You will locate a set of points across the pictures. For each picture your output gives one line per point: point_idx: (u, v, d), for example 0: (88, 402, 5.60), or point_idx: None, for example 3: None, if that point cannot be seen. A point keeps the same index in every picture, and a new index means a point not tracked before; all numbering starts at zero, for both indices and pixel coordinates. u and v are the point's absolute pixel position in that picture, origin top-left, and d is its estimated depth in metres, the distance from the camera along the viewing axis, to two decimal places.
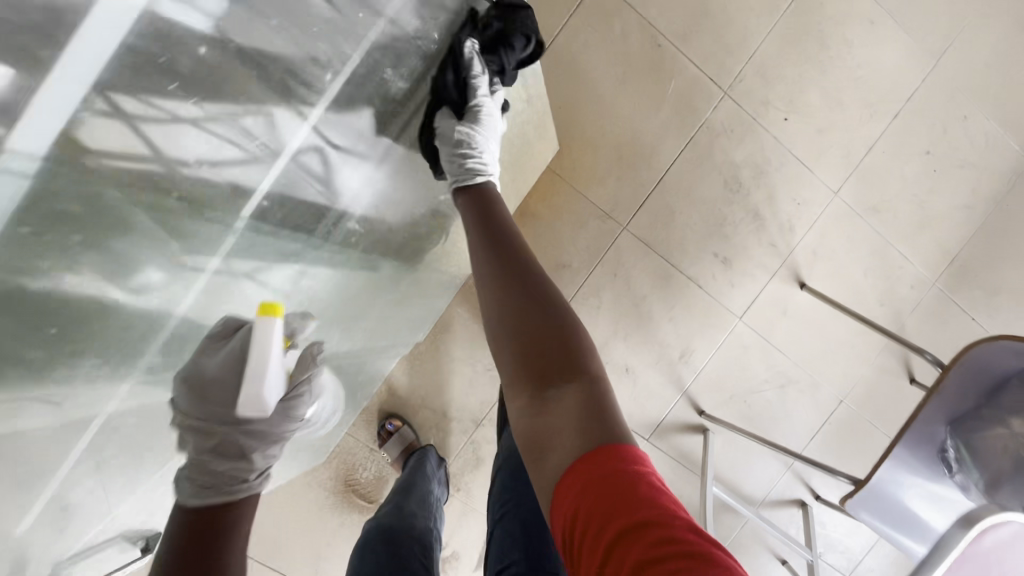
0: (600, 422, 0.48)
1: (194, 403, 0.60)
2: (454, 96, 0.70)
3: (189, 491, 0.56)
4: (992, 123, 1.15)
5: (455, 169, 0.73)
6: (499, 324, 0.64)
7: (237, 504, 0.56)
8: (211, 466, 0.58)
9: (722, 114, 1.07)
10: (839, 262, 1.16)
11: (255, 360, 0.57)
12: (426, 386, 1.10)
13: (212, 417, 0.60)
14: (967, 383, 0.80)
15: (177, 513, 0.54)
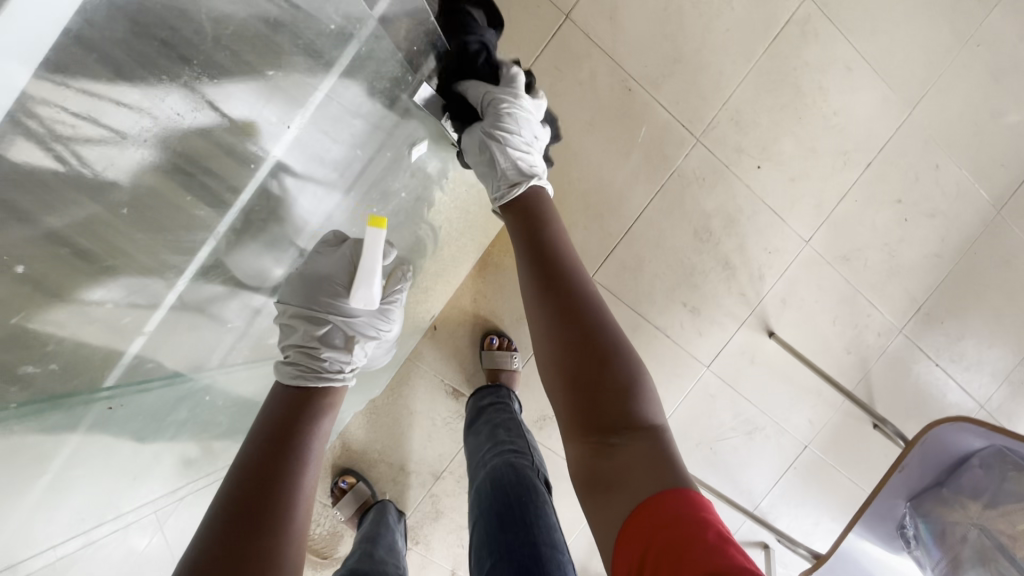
0: (668, 474, 0.50)
1: (300, 294, 0.70)
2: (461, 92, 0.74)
3: (289, 374, 0.66)
4: (964, 171, 1.13)
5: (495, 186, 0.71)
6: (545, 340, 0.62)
7: (312, 392, 0.66)
8: (306, 357, 0.68)
9: (694, 162, 1.03)
10: (808, 310, 1.14)
11: (367, 261, 0.68)
12: (383, 440, 1.05)
13: (317, 306, 0.70)
14: (928, 461, 0.79)
15: (277, 391, 0.66)
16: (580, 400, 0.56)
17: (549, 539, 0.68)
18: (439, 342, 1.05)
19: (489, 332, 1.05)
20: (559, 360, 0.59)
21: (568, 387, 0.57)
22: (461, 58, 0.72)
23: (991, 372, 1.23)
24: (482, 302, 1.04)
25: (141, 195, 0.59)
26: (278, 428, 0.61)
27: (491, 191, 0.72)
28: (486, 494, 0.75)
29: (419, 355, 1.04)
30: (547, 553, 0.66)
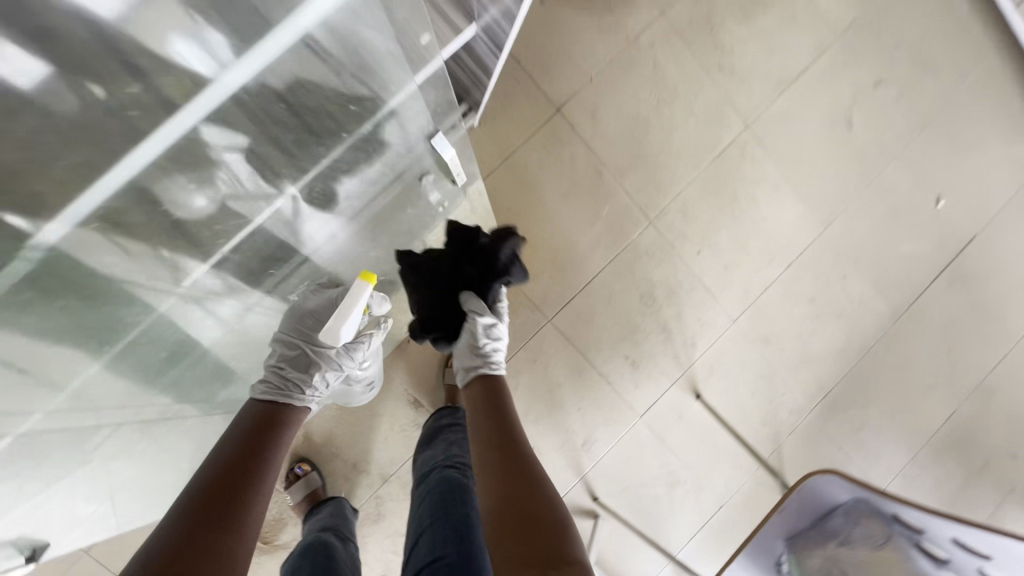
0: None
1: (290, 321, 0.87)
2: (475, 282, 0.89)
3: (264, 385, 0.80)
4: (866, 284, 1.37)
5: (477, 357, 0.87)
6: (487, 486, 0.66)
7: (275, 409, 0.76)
8: (283, 376, 0.81)
9: (646, 238, 1.25)
10: (731, 380, 1.32)
11: (345, 303, 0.80)
12: (343, 436, 1.16)
13: (301, 333, 0.86)
14: (802, 507, 0.93)
15: (250, 402, 0.76)
16: (516, 534, 0.58)
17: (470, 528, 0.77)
18: (409, 355, 1.19)
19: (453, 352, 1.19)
20: (500, 500, 0.63)
21: (505, 521, 0.60)
22: (480, 252, 0.88)
23: (886, 464, 1.40)
24: None
25: (195, 186, 0.61)
26: (228, 473, 0.62)
27: (472, 359, 0.87)
28: (429, 496, 0.85)
29: (390, 362, 1.18)
30: (462, 539, 0.75)
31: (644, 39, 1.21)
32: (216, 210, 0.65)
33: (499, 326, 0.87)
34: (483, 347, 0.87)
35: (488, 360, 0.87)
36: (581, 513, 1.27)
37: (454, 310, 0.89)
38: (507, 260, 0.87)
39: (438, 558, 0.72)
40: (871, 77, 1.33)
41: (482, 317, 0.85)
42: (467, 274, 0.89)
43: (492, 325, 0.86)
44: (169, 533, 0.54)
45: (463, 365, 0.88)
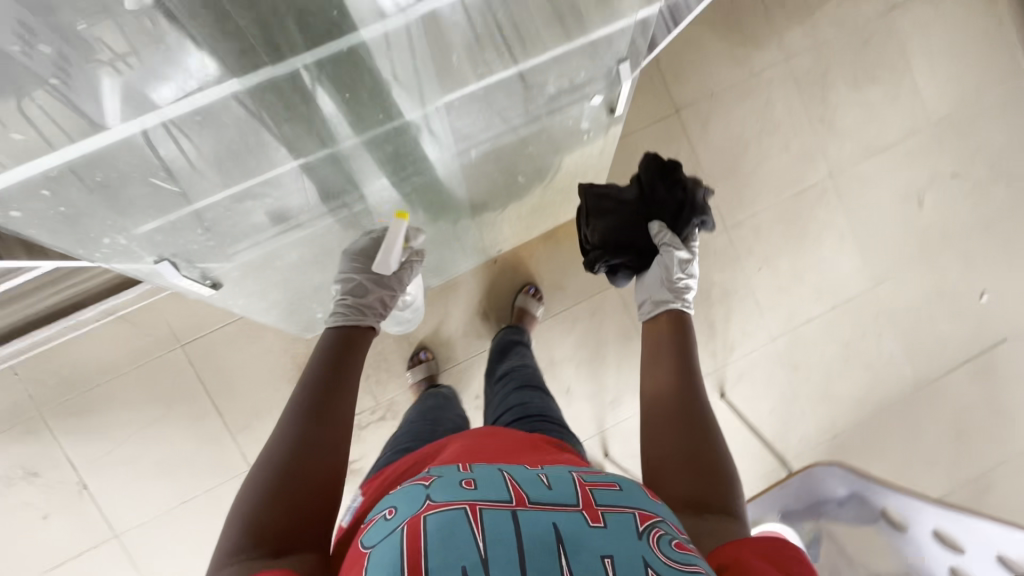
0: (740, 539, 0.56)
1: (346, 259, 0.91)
2: (671, 209, 0.95)
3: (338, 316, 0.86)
4: (898, 346, 1.49)
5: (671, 285, 0.88)
6: (651, 423, 0.71)
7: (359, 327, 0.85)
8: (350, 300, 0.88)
9: (718, 241, 1.41)
10: (755, 391, 1.45)
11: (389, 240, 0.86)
12: (416, 323, 1.33)
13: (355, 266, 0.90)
14: (804, 487, 1.02)
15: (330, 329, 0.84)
16: (672, 469, 0.65)
17: (543, 394, 0.91)
18: (489, 274, 1.35)
19: (529, 283, 1.35)
20: (656, 439, 0.69)
21: (663, 455, 0.67)
22: (671, 183, 0.96)
23: None
24: (533, 262, 1.36)
25: (379, 52, 0.64)
26: (320, 386, 0.71)
27: (663, 287, 0.88)
28: (513, 375, 1.00)
29: (474, 274, 1.34)
30: (540, 397, 0.90)
31: (765, 76, 1.40)
32: (391, 80, 0.67)
33: (693, 263, 0.91)
34: (676, 280, 0.88)
35: (681, 295, 0.88)
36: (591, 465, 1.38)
37: (642, 237, 0.96)
38: (701, 200, 0.94)
39: (525, 402, 0.87)
40: (950, 168, 1.49)
41: (677, 251, 0.90)
42: (659, 205, 0.96)
43: (688, 259, 0.90)
44: (282, 444, 0.63)
45: (652, 296, 0.89)
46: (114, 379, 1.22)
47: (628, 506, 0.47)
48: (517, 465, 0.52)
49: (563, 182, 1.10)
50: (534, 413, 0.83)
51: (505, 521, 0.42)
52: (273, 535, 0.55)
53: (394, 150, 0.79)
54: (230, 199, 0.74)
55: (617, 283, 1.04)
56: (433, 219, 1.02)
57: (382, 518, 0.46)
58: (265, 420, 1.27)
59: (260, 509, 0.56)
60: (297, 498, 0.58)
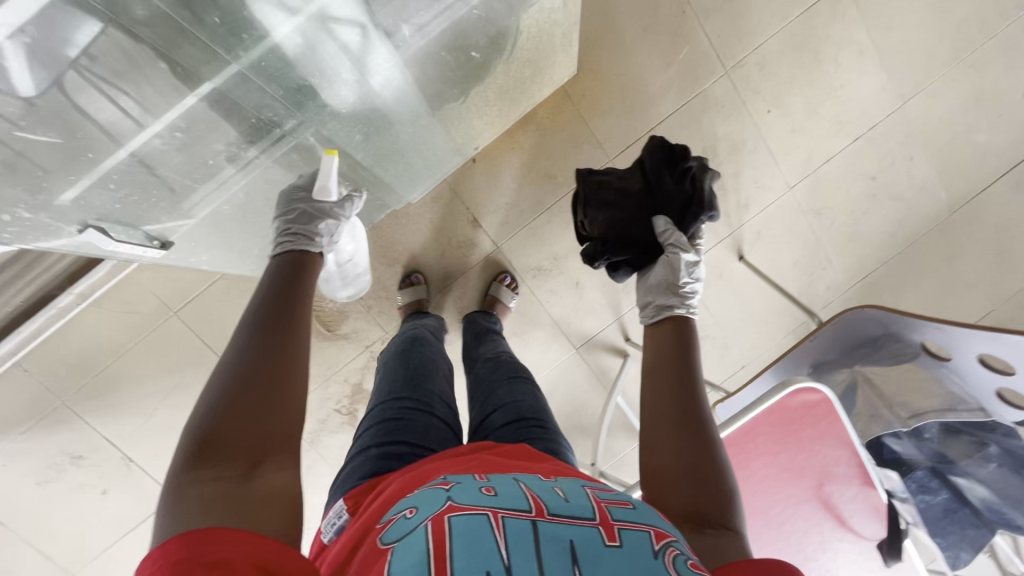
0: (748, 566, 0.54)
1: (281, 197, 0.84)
2: (679, 204, 0.91)
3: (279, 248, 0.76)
4: (930, 169, 1.35)
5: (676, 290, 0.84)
6: (653, 433, 0.66)
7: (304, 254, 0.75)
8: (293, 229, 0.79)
9: (719, 89, 1.24)
10: (776, 247, 1.35)
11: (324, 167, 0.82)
12: (406, 244, 1.24)
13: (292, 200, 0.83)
14: (836, 337, 0.98)
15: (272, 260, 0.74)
16: (676, 487, 0.60)
17: (534, 389, 0.81)
18: (473, 176, 1.23)
19: (517, 179, 1.24)
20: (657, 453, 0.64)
21: (669, 471, 0.62)
22: (679, 176, 0.92)
23: None
24: (517, 152, 1.23)
25: None
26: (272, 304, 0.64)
27: (668, 292, 0.84)
28: (501, 365, 0.90)
29: (455, 181, 1.23)
30: (533, 395, 0.80)
31: None
32: None
33: (701, 268, 0.87)
34: (683, 284, 0.85)
35: (685, 300, 0.83)
36: (614, 352, 1.36)
37: (647, 233, 0.93)
38: (709, 193, 0.89)
39: (517, 401, 0.77)
40: None
41: (685, 253, 0.87)
42: (666, 197, 0.92)
43: (695, 263, 0.87)
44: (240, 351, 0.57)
45: (656, 301, 0.84)
46: (120, 357, 1.21)
47: (643, 525, 0.47)
48: (536, 478, 0.52)
49: (528, 49, 0.95)
50: (527, 416, 0.74)
51: (526, 530, 0.42)
52: (238, 451, 0.50)
53: (328, 52, 0.70)
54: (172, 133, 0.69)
55: (615, 278, 0.99)
56: (385, 127, 0.90)
57: (401, 518, 0.46)
58: None
59: (222, 417, 0.51)
60: (264, 407, 0.53)
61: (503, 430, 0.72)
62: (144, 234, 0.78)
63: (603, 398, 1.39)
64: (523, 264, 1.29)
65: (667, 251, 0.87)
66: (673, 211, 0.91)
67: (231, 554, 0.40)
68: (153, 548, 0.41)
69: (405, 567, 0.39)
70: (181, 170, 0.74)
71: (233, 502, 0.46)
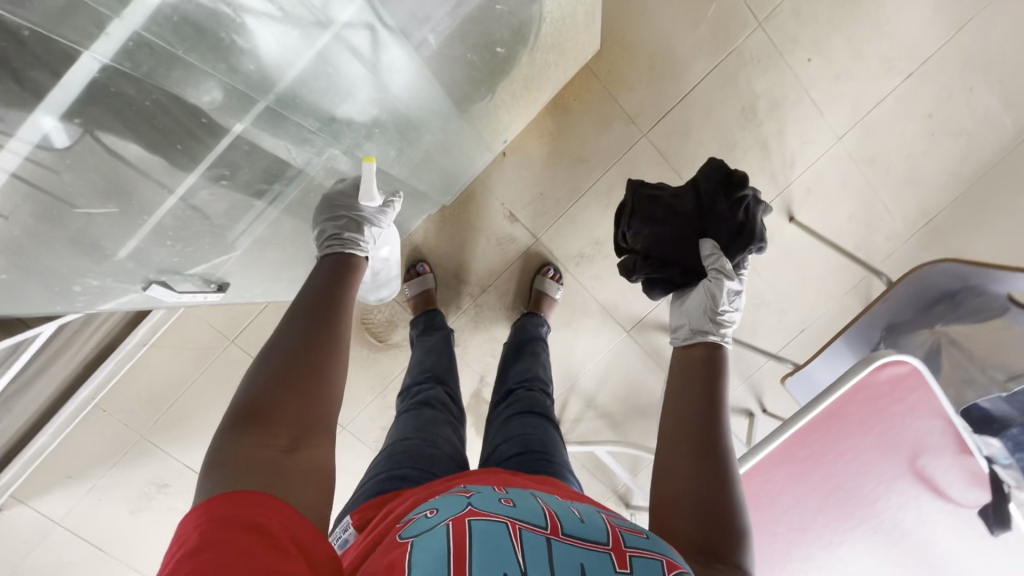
0: None
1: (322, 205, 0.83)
2: (727, 233, 0.89)
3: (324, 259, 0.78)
4: (993, 98, 1.25)
5: (712, 316, 0.84)
6: (673, 461, 0.68)
7: (351, 265, 0.77)
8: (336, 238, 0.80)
9: (753, 44, 1.16)
10: (828, 203, 1.29)
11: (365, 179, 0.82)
12: (445, 248, 1.23)
13: (332, 208, 0.83)
14: (910, 296, 0.93)
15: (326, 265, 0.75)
16: (695, 516, 0.63)
17: (549, 427, 0.83)
18: (503, 170, 1.20)
19: (550, 168, 1.20)
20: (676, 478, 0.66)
21: (687, 498, 0.64)
22: (731, 205, 0.89)
23: None
24: (546, 140, 1.18)
25: None
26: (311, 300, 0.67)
27: (704, 316, 0.84)
28: (518, 398, 0.92)
29: (487, 178, 1.20)
30: (544, 431, 0.82)
31: None
32: None
33: (741, 296, 0.87)
34: (720, 311, 0.85)
35: (718, 327, 0.83)
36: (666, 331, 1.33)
37: (690, 256, 0.92)
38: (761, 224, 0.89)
39: (526, 434, 0.80)
40: None
41: (728, 281, 0.85)
42: (716, 222, 0.89)
43: (737, 291, 0.86)
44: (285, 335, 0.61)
45: (691, 323, 0.84)
46: (188, 390, 1.25)
47: (653, 553, 0.48)
48: (549, 496, 0.54)
49: (552, 33, 0.90)
50: (535, 447, 0.76)
51: (541, 545, 0.44)
52: (290, 424, 0.54)
53: (343, 73, 0.68)
54: (215, 181, 0.68)
55: (651, 296, 1.01)
56: (414, 137, 0.88)
57: (422, 517, 0.48)
58: None
59: (272, 391, 0.55)
60: (308, 396, 0.56)
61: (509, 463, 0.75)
62: (198, 275, 0.81)
63: (660, 378, 1.37)
64: (564, 253, 1.26)
65: (710, 276, 0.86)
66: (719, 237, 0.89)
67: (269, 522, 0.43)
68: (195, 504, 0.44)
69: (425, 561, 0.41)
70: (222, 215, 0.74)
71: (269, 475, 0.49)
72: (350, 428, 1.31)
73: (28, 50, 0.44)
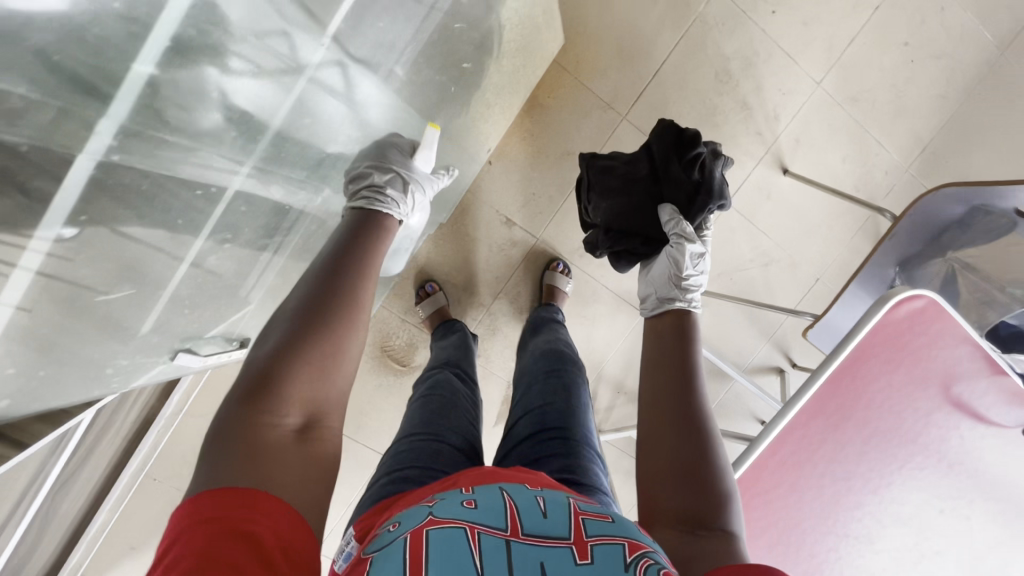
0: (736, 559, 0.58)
1: (370, 151, 0.85)
2: (685, 192, 0.99)
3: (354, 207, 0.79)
4: (966, 13, 1.23)
5: (677, 285, 0.95)
6: (656, 436, 0.72)
7: (377, 221, 0.79)
8: (375, 188, 0.81)
9: (715, 8, 1.16)
10: (820, 149, 1.28)
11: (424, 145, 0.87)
12: (450, 264, 1.25)
13: (380, 157, 0.85)
14: (916, 228, 0.93)
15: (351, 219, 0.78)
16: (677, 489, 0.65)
17: (569, 392, 0.86)
18: (493, 180, 1.21)
19: (536, 168, 1.21)
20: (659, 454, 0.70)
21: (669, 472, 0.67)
22: (686, 163, 0.99)
23: None
24: (529, 141, 1.19)
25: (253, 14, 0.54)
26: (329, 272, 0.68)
27: (671, 284, 0.96)
28: (539, 360, 0.96)
29: (478, 189, 1.21)
30: (564, 396, 0.85)
31: None
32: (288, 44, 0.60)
33: (705, 259, 0.98)
34: (685, 277, 0.96)
35: (686, 292, 0.95)
36: None
37: (651, 222, 1.03)
38: (719, 182, 0.98)
39: (545, 407, 0.82)
40: None
41: (691, 245, 0.97)
42: (673, 184, 0.99)
43: (699, 255, 0.98)
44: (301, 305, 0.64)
45: (658, 293, 0.96)
46: None
47: (616, 536, 0.46)
48: (517, 486, 0.53)
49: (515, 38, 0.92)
50: (548, 425, 0.78)
51: (500, 549, 0.42)
52: (303, 403, 0.57)
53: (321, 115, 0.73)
54: (218, 245, 0.72)
55: (620, 269, 1.14)
56: None
57: (386, 531, 0.48)
58: (370, 417, 1.30)
59: (280, 364, 0.58)
60: (316, 370, 0.59)
61: (527, 441, 0.78)
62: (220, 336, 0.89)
63: None
64: (567, 246, 1.27)
65: (674, 241, 0.98)
66: (679, 198, 0.99)
67: (256, 525, 0.44)
68: (188, 495, 0.46)
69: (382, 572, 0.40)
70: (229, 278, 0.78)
71: (270, 461, 0.51)
72: None
73: (29, 162, 0.44)
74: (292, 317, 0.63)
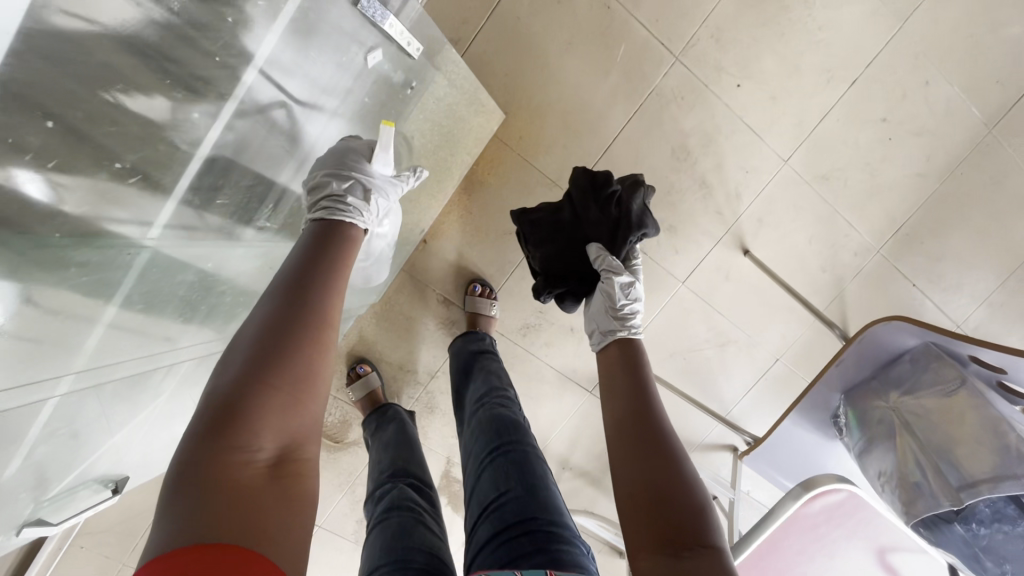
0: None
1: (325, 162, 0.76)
2: (605, 231, 0.91)
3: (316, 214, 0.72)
4: (954, 88, 1.12)
5: (614, 319, 0.85)
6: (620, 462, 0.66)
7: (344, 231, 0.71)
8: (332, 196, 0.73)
9: (673, 80, 1.06)
10: (785, 230, 1.19)
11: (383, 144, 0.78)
12: (384, 342, 1.18)
13: (335, 163, 0.76)
14: (864, 357, 0.85)
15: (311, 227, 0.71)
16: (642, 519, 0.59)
17: (522, 461, 0.68)
18: (429, 257, 1.14)
19: (475, 246, 1.14)
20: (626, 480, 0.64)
21: (636, 499, 0.61)
22: (603, 202, 0.92)
23: (970, 293, 1.24)
24: (467, 219, 1.12)
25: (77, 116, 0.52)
26: (300, 277, 0.62)
27: (608, 324, 0.85)
28: (485, 426, 0.78)
29: (414, 266, 1.14)
30: (520, 474, 0.67)
31: None
32: (143, 162, 0.60)
33: (637, 286, 0.88)
34: (622, 307, 0.85)
35: (625, 321, 0.84)
36: None
37: (582, 262, 0.95)
38: (639, 212, 0.90)
39: (499, 497, 0.64)
40: None
41: (618, 276, 0.87)
42: (594, 224, 0.91)
43: (630, 283, 0.87)
44: (263, 314, 0.58)
45: (600, 327, 0.86)
46: None
47: None
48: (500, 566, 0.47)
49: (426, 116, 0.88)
50: (513, 523, 0.60)
51: None
52: (276, 420, 0.51)
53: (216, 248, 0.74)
54: (57, 440, 0.65)
55: (568, 310, 1.03)
56: None
57: None
58: None
59: (246, 396, 0.50)
60: (289, 381, 0.53)
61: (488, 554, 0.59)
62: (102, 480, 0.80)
63: None
64: (509, 327, 1.20)
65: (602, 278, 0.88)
66: (603, 235, 0.91)
67: None
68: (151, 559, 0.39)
69: None
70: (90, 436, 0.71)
71: (245, 494, 0.45)
72: (324, 529, 1.29)
73: None
74: (260, 334, 0.55)
